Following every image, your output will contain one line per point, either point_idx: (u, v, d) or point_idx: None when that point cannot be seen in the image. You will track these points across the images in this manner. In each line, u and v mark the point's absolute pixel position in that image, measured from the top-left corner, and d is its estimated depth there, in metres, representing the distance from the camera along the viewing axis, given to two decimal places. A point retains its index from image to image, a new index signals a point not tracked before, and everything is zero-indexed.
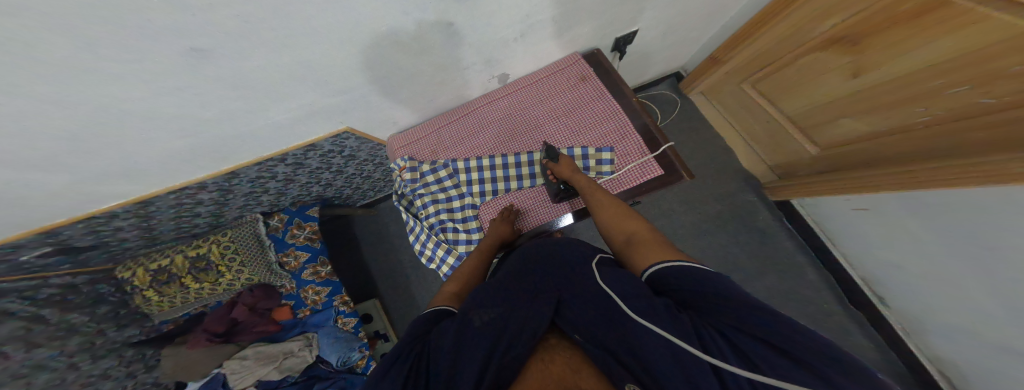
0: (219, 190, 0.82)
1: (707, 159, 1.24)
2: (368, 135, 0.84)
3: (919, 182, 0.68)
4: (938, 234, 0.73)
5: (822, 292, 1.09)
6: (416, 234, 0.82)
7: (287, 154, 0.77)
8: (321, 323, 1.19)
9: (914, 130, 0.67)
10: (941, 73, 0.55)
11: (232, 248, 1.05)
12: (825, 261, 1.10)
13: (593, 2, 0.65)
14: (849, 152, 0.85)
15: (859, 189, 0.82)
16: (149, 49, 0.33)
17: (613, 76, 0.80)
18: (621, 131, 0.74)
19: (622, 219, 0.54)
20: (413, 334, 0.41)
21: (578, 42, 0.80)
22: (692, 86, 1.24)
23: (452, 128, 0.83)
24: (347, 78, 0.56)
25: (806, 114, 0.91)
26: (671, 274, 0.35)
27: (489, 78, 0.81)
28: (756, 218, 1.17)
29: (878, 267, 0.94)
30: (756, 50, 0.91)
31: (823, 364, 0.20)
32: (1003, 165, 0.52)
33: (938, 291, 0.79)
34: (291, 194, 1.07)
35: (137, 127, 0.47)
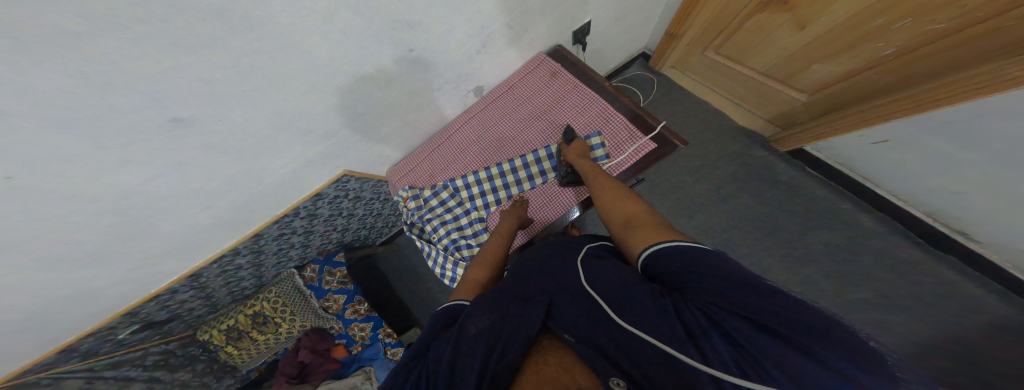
0: (252, 252, 0.90)
1: (710, 124, 1.18)
2: (366, 174, 0.89)
3: (921, 107, 0.67)
4: (980, 143, 0.66)
5: (872, 238, 1.00)
6: (434, 259, 0.80)
7: (299, 207, 0.83)
8: (374, 356, 1.25)
9: (883, 63, 0.69)
10: (882, 12, 0.59)
11: (278, 303, 1.13)
12: (872, 203, 1.00)
13: (540, 0, 0.67)
14: (832, 95, 0.85)
15: (860, 126, 0.81)
16: (131, 124, 0.37)
17: (583, 66, 0.80)
18: (604, 115, 0.74)
19: (624, 201, 0.53)
20: (418, 344, 0.41)
21: (539, 42, 0.81)
22: (661, 62, 1.20)
23: (442, 151, 0.86)
24: (327, 122, 0.61)
25: (775, 68, 0.92)
26: (668, 253, 0.36)
27: (466, 94, 0.84)
28: (776, 173, 1.10)
29: (930, 195, 0.85)
30: (707, 20, 0.93)
31: (807, 339, 0.21)
32: (991, 75, 0.53)
33: (1009, 201, 0.70)
34: (315, 245, 1.16)
35: (157, 203, 0.52)
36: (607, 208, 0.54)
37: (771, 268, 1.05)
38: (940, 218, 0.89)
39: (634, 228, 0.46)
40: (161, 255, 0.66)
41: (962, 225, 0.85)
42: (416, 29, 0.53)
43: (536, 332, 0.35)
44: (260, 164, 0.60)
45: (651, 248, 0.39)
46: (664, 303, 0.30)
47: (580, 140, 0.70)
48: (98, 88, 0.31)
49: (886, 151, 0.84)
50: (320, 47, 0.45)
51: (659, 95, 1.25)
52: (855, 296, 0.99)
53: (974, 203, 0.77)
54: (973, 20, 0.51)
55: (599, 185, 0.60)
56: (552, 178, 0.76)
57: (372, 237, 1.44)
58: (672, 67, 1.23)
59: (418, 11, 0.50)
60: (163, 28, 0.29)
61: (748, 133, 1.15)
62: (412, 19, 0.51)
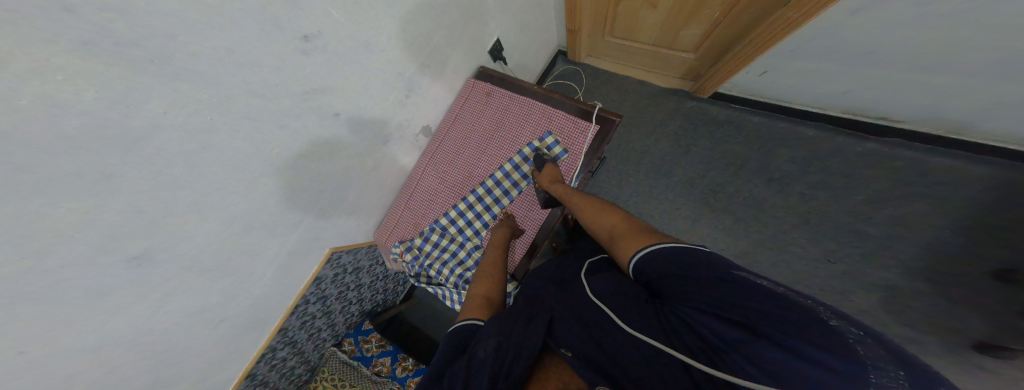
0: (288, 343, 0.91)
1: (642, 90, 1.28)
2: (354, 244, 0.91)
3: (764, 44, 0.83)
4: (836, 45, 0.79)
5: (816, 140, 1.10)
6: (451, 298, 0.83)
7: (307, 294, 0.84)
8: None
9: (720, 21, 0.86)
10: None
11: (337, 377, 1.13)
12: (802, 113, 1.10)
13: (438, 35, 0.75)
14: (706, 49, 0.98)
15: (738, 65, 0.95)
16: (97, 277, 0.40)
17: (510, 79, 0.88)
18: (546, 114, 0.81)
19: (602, 215, 0.63)
20: (428, 374, 0.42)
21: (461, 69, 0.90)
22: (577, 54, 1.29)
23: (418, 197, 0.90)
24: (288, 204, 0.64)
25: (661, 38, 1.04)
26: (658, 255, 0.44)
27: (415, 137, 0.90)
28: (714, 113, 1.20)
29: (836, 97, 0.97)
30: (592, 13, 1.04)
31: (790, 336, 0.26)
32: (785, 15, 0.72)
33: (890, 76, 0.81)
34: (342, 321, 1.16)
35: (160, 339, 0.54)
36: (592, 224, 0.63)
37: (757, 197, 1.12)
38: (846, 106, 1.00)
39: (618, 238, 0.55)
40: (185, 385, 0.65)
41: (859, 108, 0.98)
42: (330, 94, 0.59)
43: (537, 350, 0.38)
44: (244, 265, 0.62)
45: (638, 250, 0.48)
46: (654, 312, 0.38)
47: (552, 166, 0.77)
48: (43, 255, 0.33)
49: (777, 77, 0.99)
50: (240, 140, 0.49)
51: (591, 79, 1.34)
52: (830, 197, 1.06)
53: (860, 91, 0.91)
54: None
55: (577, 205, 0.69)
56: (526, 187, 0.82)
57: (392, 300, 1.46)
58: (589, 56, 1.34)
59: (319, 77, 0.56)
60: (66, 165, 0.32)
61: (673, 92, 1.25)
62: (320, 85, 0.57)
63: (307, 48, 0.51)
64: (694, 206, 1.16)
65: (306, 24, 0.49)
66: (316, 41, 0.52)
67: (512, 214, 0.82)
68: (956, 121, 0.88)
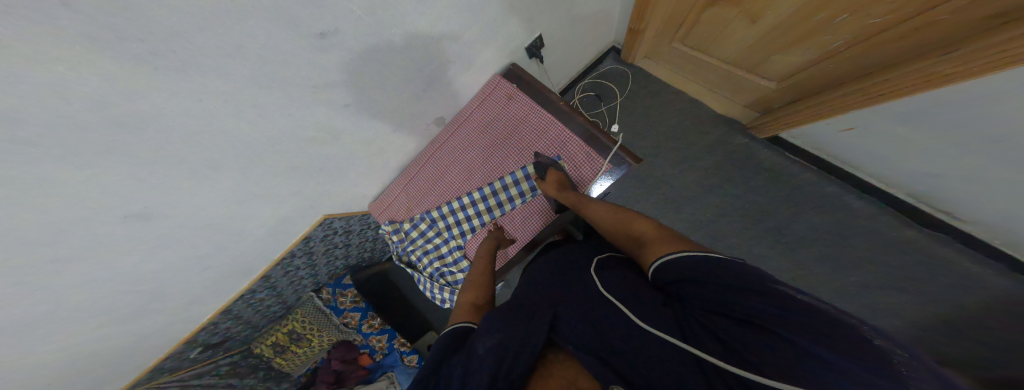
0: (269, 288, 0.90)
1: (689, 112, 1.14)
2: (349, 213, 0.86)
3: (884, 96, 0.61)
4: (953, 131, 0.61)
5: (867, 213, 0.96)
6: (422, 284, 0.83)
7: (294, 250, 0.81)
8: (393, 363, 1.38)
9: (837, 52, 0.63)
10: (824, 6, 0.54)
11: (308, 321, 1.20)
12: (866, 186, 0.95)
13: (476, 30, 0.62)
14: (803, 79, 0.75)
15: (837, 110, 0.72)
16: (96, 231, 0.38)
17: (538, 86, 0.74)
18: (561, 139, 0.71)
19: (625, 217, 0.50)
20: (426, 365, 0.36)
21: (489, 66, 0.76)
22: (632, 55, 1.11)
23: (414, 186, 0.82)
24: (281, 183, 0.58)
25: (742, 57, 0.82)
26: (670, 261, 0.35)
27: (427, 126, 0.79)
28: (757, 157, 1.05)
29: (920, 184, 0.81)
30: (665, 15, 0.82)
31: (790, 331, 0.23)
32: (932, 67, 0.51)
33: (996, 191, 0.66)
34: (324, 274, 1.17)
35: (129, 303, 0.52)
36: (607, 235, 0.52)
37: (766, 255, 1.04)
38: (920, 195, 0.85)
39: (644, 245, 0.43)
40: (156, 333, 0.66)
41: (939, 203, 0.82)
42: (337, 88, 0.50)
43: (542, 344, 0.33)
44: (229, 238, 0.59)
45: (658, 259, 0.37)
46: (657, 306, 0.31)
47: (557, 172, 0.67)
48: (45, 208, 0.32)
49: (859, 138, 0.80)
50: (239, 130, 0.43)
51: (636, 87, 1.20)
52: (852, 275, 0.97)
53: (959, 190, 0.73)
54: (909, 13, 0.47)
55: (594, 209, 0.57)
56: (520, 204, 0.74)
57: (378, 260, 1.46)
58: (644, 57, 1.14)
59: (332, 68, 0.46)
60: (77, 139, 0.29)
61: (725, 120, 1.11)
62: (331, 79, 0.48)
63: (322, 44, 0.41)
64: None
65: (320, 20, 0.38)
66: (333, 38, 0.42)
67: (503, 224, 0.76)
68: None
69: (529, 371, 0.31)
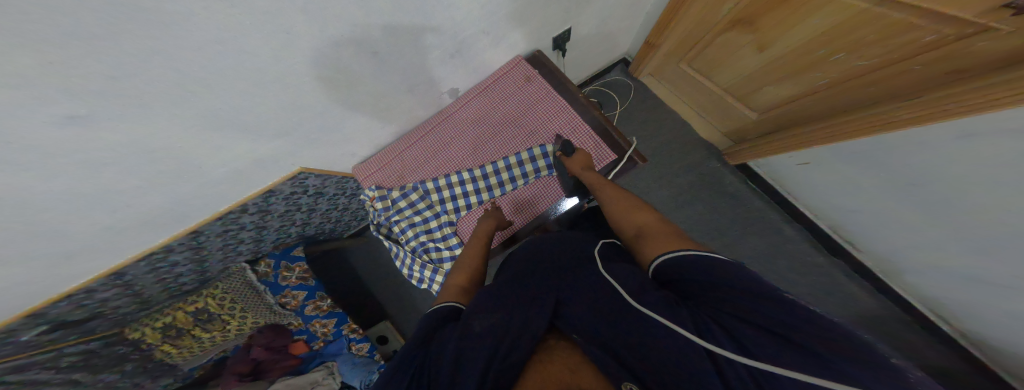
0: (190, 249, 0.78)
1: (677, 134, 1.25)
2: (328, 171, 0.80)
3: (845, 135, 0.71)
4: (892, 179, 0.73)
5: (802, 246, 1.12)
6: (401, 259, 0.82)
7: (248, 204, 0.74)
8: (337, 351, 1.21)
9: (819, 91, 0.73)
10: (823, 45, 0.63)
11: (232, 296, 1.01)
12: (805, 223, 1.11)
13: (519, 9, 0.61)
14: (785, 112, 0.86)
15: (804, 144, 0.83)
16: (17, 130, 0.28)
17: (558, 74, 0.78)
18: (574, 126, 0.75)
19: (634, 210, 0.52)
20: (417, 336, 0.38)
21: (518, 45, 0.76)
22: (639, 69, 1.19)
23: (414, 151, 0.80)
24: (272, 120, 0.52)
25: (736, 85, 0.93)
26: (679, 261, 0.33)
27: (439, 95, 0.77)
28: (725, 183, 1.19)
29: (852, 224, 0.96)
30: (682, 34, 0.90)
31: (833, 355, 0.19)
32: (892, 113, 0.60)
33: (909, 238, 0.82)
34: (269, 239, 1.05)
35: (37, 226, 0.41)
36: (619, 221, 0.53)
37: None
38: (844, 232, 1.02)
39: (644, 238, 0.44)
40: (52, 272, 0.52)
41: (859, 240, 0.99)
42: (388, 32, 0.47)
43: (543, 330, 0.33)
44: (184, 169, 0.50)
45: (662, 256, 0.36)
46: (672, 306, 0.28)
47: (581, 152, 0.69)
48: None
49: (810, 173, 0.94)
50: (264, 49, 0.38)
51: (635, 102, 1.29)
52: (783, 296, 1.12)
53: (880, 233, 0.89)
54: (890, 61, 0.56)
55: (607, 194, 0.60)
56: (514, 189, 0.77)
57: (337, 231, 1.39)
58: (649, 75, 1.23)
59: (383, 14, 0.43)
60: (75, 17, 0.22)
61: (706, 145, 1.22)
62: (375, 22, 0.44)
63: None
64: None
65: None
66: None
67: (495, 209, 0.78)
68: (936, 299, 0.92)
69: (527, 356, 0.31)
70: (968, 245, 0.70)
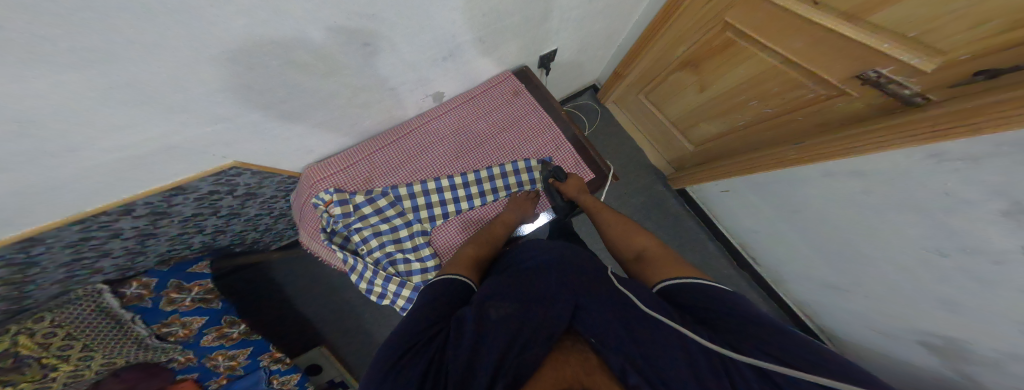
0: (23, 266, 0.57)
1: (632, 159, 1.41)
2: (269, 168, 0.70)
3: (753, 168, 0.88)
4: (783, 208, 0.94)
5: (722, 262, 1.33)
6: (360, 273, 0.77)
7: (135, 205, 0.60)
8: (248, 388, 0.93)
9: (739, 131, 0.92)
10: (743, 91, 0.80)
11: (68, 332, 0.72)
12: (724, 242, 1.33)
13: (515, 23, 0.66)
14: (715, 146, 1.05)
15: (726, 175, 1.01)
16: None
17: (545, 91, 0.87)
18: (557, 141, 0.83)
19: (634, 234, 0.63)
20: (423, 321, 0.41)
21: (507, 58, 0.80)
22: (607, 96, 1.36)
23: (390, 151, 0.77)
24: (222, 102, 0.44)
25: (681, 119, 1.12)
26: (697, 291, 0.41)
27: (422, 98, 0.76)
28: (667, 205, 1.37)
29: (757, 243, 1.18)
30: (645, 68, 1.07)
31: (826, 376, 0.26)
32: (784, 153, 0.77)
33: (795, 257, 1.03)
34: (154, 251, 0.85)
35: None
36: (619, 243, 0.64)
37: None
38: (750, 251, 1.25)
39: (647, 261, 0.55)
40: None
41: (761, 258, 1.22)
42: (375, 23, 0.45)
43: (561, 332, 0.38)
44: (81, 149, 0.39)
45: (672, 282, 0.45)
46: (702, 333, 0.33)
47: (574, 177, 0.79)
48: None
49: (729, 198, 1.14)
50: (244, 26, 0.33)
51: (601, 125, 1.45)
52: None
53: (776, 252, 1.11)
54: (787, 110, 0.73)
55: (605, 219, 0.71)
56: (490, 201, 0.80)
57: (262, 240, 1.19)
58: (613, 103, 1.41)
59: (384, 6, 0.42)
60: None
61: (654, 170, 1.41)
62: (371, 12, 0.42)
63: None
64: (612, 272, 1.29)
65: None
66: None
67: (468, 219, 0.79)
68: (813, 310, 1.14)
69: (543, 351, 0.34)
70: (830, 265, 0.91)
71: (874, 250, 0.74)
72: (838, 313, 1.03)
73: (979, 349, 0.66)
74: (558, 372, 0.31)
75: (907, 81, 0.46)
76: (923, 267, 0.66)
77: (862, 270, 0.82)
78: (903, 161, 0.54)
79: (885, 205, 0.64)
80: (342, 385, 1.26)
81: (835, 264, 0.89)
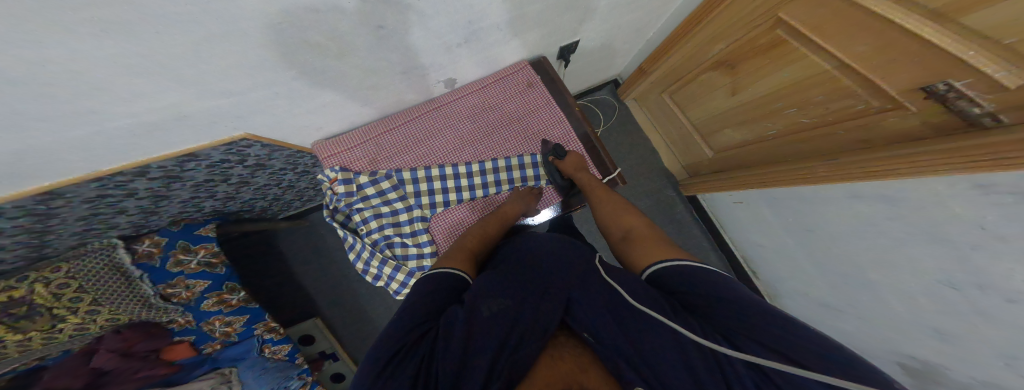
0: (33, 219, 0.56)
1: (644, 159, 1.39)
2: (280, 142, 0.68)
3: (774, 179, 0.86)
4: (794, 221, 0.92)
5: (720, 270, 1.32)
6: (358, 252, 0.77)
7: (149, 169, 0.57)
8: (240, 355, 0.98)
9: (766, 140, 0.89)
10: (781, 97, 0.76)
11: (80, 284, 0.71)
12: (726, 251, 1.31)
13: (540, 11, 0.62)
14: (736, 154, 1.02)
15: (743, 185, 0.99)
16: None
17: (560, 85, 0.83)
18: (566, 139, 0.81)
19: (625, 215, 0.61)
20: (421, 309, 0.42)
21: (527, 47, 0.77)
22: (627, 92, 1.32)
23: (399, 134, 0.75)
24: (227, 79, 0.41)
25: (705, 122, 1.09)
26: (678, 274, 0.38)
27: (434, 83, 0.72)
28: (673, 209, 1.35)
29: (759, 255, 1.17)
30: (675, 65, 1.03)
31: (822, 366, 0.24)
32: (810, 167, 0.74)
33: (796, 273, 1.02)
34: (166, 212, 0.83)
35: None
36: (611, 222, 0.62)
37: None
38: (752, 264, 1.24)
39: (634, 242, 0.53)
40: None
41: (761, 271, 1.20)
42: (392, 6, 0.40)
43: (554, 325, 0.38)
44: (83, 118, 0.37)
45: (657, 265, 0.42)
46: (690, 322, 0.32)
47: (573, 155, 0.76)
48: None
49: (740, 209, 1.12)
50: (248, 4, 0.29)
51: (615, 122, 1.41)
52: None
53: (778, 266, 1.09)
54: (826, 122, 0.70)
55: (598, 198, 0.69)
56: (493, 193, 0.78)
57: (270, 209, 1.18)
58: (633, 99, 1.37)
59: None
60: None
61: (667, 173, 1.38)
62: None
63: None
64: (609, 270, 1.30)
65: None
66: None
67: (471, 209, 0.77)
68: None
69: (541, 345, 0.36)
70: (832, 285, 0.90)
71: (882, 275, 0.73)
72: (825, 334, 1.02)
73: (951, 374, 0.66)
74: (552, 376, 0.32)
75: (979, 96, 0.42)
76: (929, 298, 0.64)
77: (866, 295, 0.80)
78: (944, 188, 0.52)
79: (908, 233, 0.62)
80: (332, 359, 1.29)
81: (837, 284, 0.88)
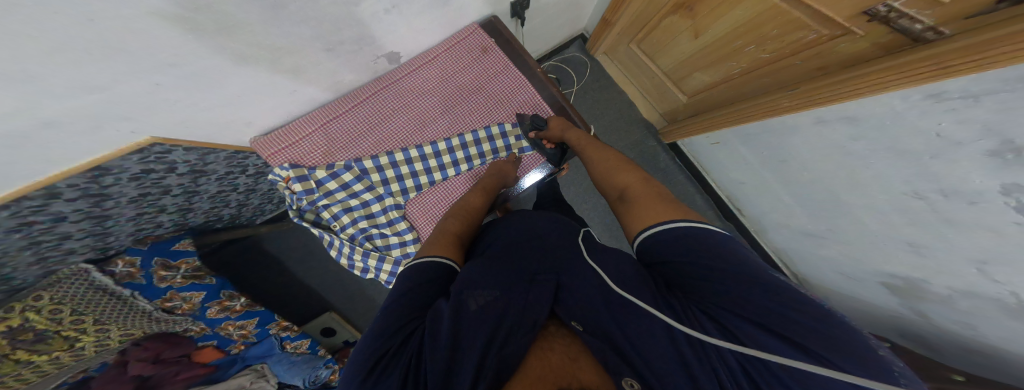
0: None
1: (625, 114, 1.36)
2: (206, 143, 0.60)
3: (741, 120, 0.87)
4: (771, 158, 0.94)
5: (707, 213, 1.36)
6: (337, 248, 0.74)
7: (58, 189, 0.48)
8: (265, 352, 1.05)
9: (734, 79, 0.87)
10: (740, 36, 0.74)
11: (72, 308, 0.68)
12: (712, 195, 1.35)
13: None
14: (705, 97, 1.02)
15: (710, 129, 1.01)
16: None
17: (515, 45, 0.77)
18: (531, 103, 0.78)
19: (617, 174, 0.58)
20: (399, 302, 0.40)
21: (473, 6, 0.68)
22: (596, 46, 1.25)
23: (346, 120, 0.68)
24: (124, 77, 0.34)
25: (674, 70, 1.05)
26: (679, 237, 0.36)
27: (374, 59, 0.64)
28: (658, 160, 1.36)
29: (743, 195, 1.21)
30: (637, 12, 0.96)
31: (822, 350, 0.22)
32: (776, 102, 0.74)
33: (777, 206, 1.07)
34: (122, 231, 0.74)
35: None
36: (603, 181, 0.60)
37: None
38: (737, 203, 1.29)
39: (631, 199, 0.50)
40: None
41: (746, 208, 1.25)
42: None
43: (544, 317, 0.37)
44: None
45: (656, 226, 0.40)
46: (678, 306, 0.30)
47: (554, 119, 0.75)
48: None
49: (718, 150, 1.15)
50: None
51: (589, 80, 1.35)
52: None
53: (761, 202, 1.14)
54: (787, 56, 0.68)
55: (592, 157, 0.66)
56: (465, 170, 0.76)
57: (242, 216, 1.12)
58: (603, 54, 1.31)
59: None
60: None
61: (647, 124, 1.36)
62: None
63: None
64: (604, 229, 1.34)
65: None
66: None
67: (450, 188, 0.75)
68: (787, 255, 1.23)
69: (529, 340, 0.34)
70: (810, 212, 0.95)
71: (853, 196, 0.77)
72: (809, 257, 1.10)
73: (932, 286, 0.73)
74: (541, 371, 0.30)
75: (919, 14, 0.43)
76: (901, 213, 0.68)
77: (841, 219, 0.85)
78: (900, 103, 0.53)
79: (880, 157, 0.63)
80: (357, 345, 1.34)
81: (815, 212, 0.93)
